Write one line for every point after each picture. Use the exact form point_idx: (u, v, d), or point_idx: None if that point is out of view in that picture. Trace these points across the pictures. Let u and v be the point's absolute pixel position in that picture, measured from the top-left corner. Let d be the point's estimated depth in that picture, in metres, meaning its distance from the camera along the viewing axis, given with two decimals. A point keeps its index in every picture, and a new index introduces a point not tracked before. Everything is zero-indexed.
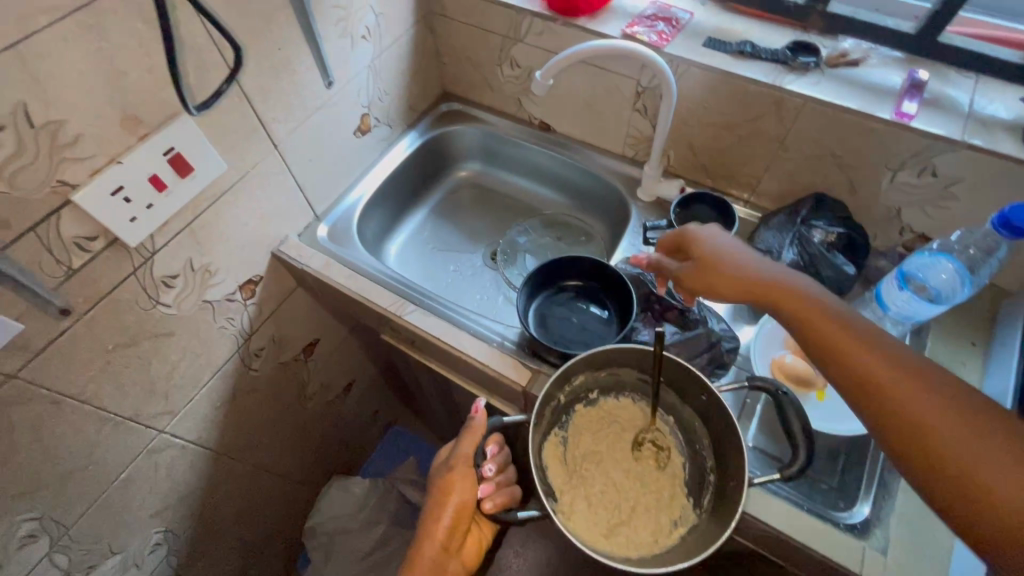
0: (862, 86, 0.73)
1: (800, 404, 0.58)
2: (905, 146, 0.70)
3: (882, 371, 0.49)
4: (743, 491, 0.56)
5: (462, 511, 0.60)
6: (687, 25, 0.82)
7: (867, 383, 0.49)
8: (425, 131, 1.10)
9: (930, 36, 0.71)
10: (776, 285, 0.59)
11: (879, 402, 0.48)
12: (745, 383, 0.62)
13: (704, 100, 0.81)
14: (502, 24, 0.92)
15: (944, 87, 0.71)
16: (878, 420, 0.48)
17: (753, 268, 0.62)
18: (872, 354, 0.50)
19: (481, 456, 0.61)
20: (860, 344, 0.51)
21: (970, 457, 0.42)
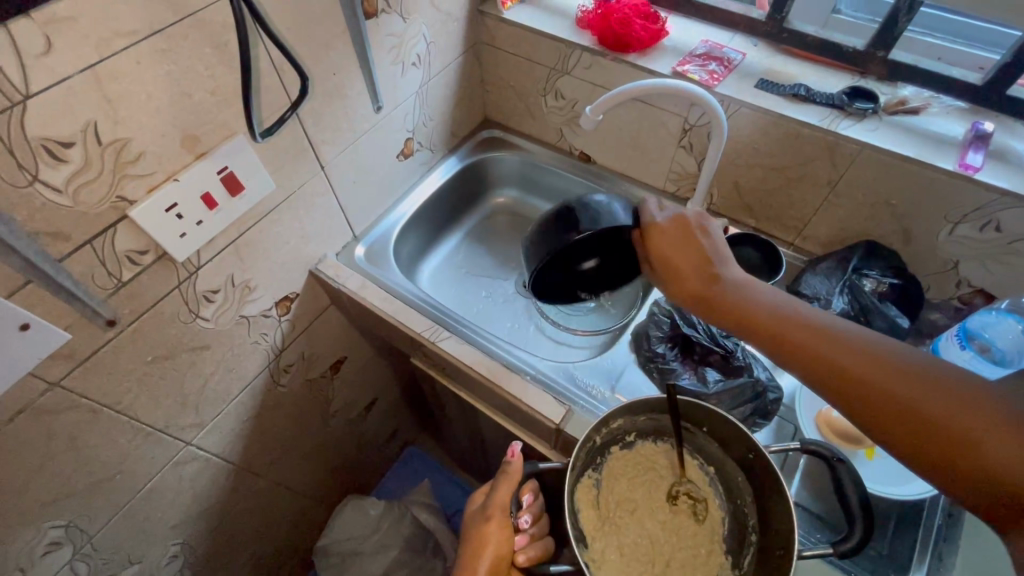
0: (923, 135, 0.71)
1: (857, 473, 0.55)
2: (968, 198, 0.68)
3: (883, 376, 0.50)
4: (793, 562, 0.53)
5: (498, 564, 0.58)
6: (739, 66, 0.81)
7: (869, 396, 0.50)
8: (464, 157, 1.10)
9: (998, 88, 0.69)
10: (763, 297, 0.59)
11: (891, 414, 0.49)
12: (795, 444, 0.59)
13: (754, 141, 0.80)
14: (550, 56, 0.93)
15: (1010, 139, 0.69)
16: (863, 406, 0.51)
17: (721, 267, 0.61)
18: (867, 363, 0.51)
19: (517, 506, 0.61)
20: (854, 353, 0.52)
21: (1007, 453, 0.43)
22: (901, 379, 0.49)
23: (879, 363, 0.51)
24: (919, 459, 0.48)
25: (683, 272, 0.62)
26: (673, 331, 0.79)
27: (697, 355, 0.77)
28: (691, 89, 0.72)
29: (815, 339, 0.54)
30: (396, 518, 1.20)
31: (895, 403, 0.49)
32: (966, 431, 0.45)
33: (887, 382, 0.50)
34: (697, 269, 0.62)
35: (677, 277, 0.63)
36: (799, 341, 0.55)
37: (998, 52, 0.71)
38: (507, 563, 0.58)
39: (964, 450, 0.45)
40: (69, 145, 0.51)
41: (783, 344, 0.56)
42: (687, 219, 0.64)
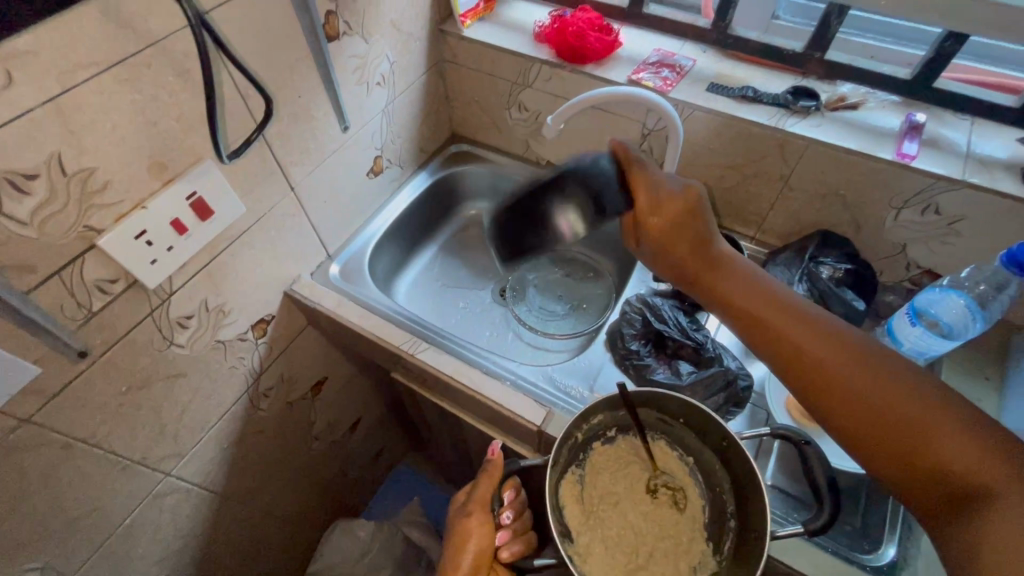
0: (863, 128, 0.75)
1: (823, 454, 0.58)
2: (908, 185, 0.72)
3: (854, 371, 0.52)
4: (766, 543, 0.55)
5: (480, 560, 0.58)
6: (690, 71, 0.85)
7: (830, 386, 0.53)
8: (434, 172, 1.12)
9: (926, 81, 0.74)
10: (749, 286, 0.61)
11: (846, 403, 0.52)
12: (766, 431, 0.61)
13: (709, 142, 0.84)
14: (511, 71, 0.96)
15: (942, 128, 0.74)
16: (832, 398, 0.53)
17: (712, 250, 0.63)
18: (838, 355, 0.53)
19: (498, 502, 0.62)
20: (826, 344, 0.54)
21: (961, 451, 0.46)
22: (868, 374, 0.51)
23: (849, 356, 0.53)
24: (877, 452, 0.50)
25: (675, 249, 0.62)
26: (647, 328, 0.81)
27: (670, 348, 0.80)
28: (645, 95, 0.76)
29: (793, 324, 0.56)
30: (386, 537, 1.18)
31: (852, 394, 0.51)
32: (915, 430, 0.48)
33: (853, 375, 0.52)
34: (690, 246, 0.62)
35: (667, 254, 0.62)
36: (775, 326, 0.57)
37: (922, 48, 0.77)
38: (488, 558, 0.59)
39: (907, 445, 0.48)
40: (33, 178, 0.51)
41: (758, 327, 0.58)
42: (686, 197, 0.61)
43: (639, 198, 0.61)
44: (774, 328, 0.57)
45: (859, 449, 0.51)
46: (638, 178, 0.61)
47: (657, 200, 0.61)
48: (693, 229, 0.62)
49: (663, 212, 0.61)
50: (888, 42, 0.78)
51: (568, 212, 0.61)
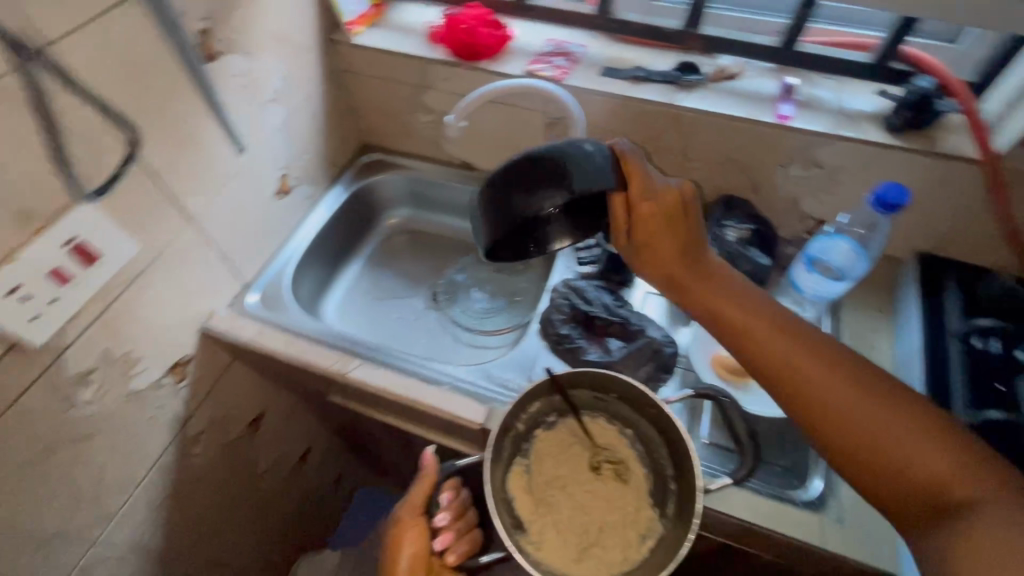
0: (745, 96, 0.80)
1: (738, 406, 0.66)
2: (790, 143, 0.78)
3: (840, 384, 0.53)
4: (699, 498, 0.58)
5: (416, 564, 0.59)
6: (581, 57, 0.87)
7: (817, 401, 0.53)
8: (349, 185, 1.10)
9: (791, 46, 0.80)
10: (736, 299, 0.60)
11: (834, 416, 0.52)
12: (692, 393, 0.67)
13: (609, 124, 0.87)
14: (410, 74, 0.95)
15: (812, 88, 0.80)
16: (818, 409, 0.53)
17: (699, 259, 0.61)
18: (829, 370, 0.53)
19: (435, 505, 0.61)
20: (818, 358, 0.54)
21: (937, 462, 0.47)
22: (857, 390, 0.52)
23: (839, 371, 0.53)
24: (858, 464, 0.51)
25: (660, 253, 0.58)
26: (574, 312, 0.83)
27: (599, 327, 0.81)
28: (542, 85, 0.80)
29: (779, 337, 0.56)
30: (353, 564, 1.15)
31: (843, 408, 0.52)
32: (899, 444, 0.49)
33: (844, 390, 0.52)
34: (677, 249, 0.59)
35: (652, 257, 0.59)
36: (764, 339, 0.57)
37: (784, 16, 0.83)
38: (426, 561, 0.59)
39: (892, 458, 0.49)
40: None
41: (749, 341, 0.57)
42: (678, 195, 0.57)
43: (632, 189, 0.56)
44: (762, 341, 0.57)
45: (840, 462, 0.52)
46: (632, 172, 0.57)
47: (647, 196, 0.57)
48: (683, 231, 0.59)
49: (652, 208, 0.56)
50: (755, 13, 0.83)
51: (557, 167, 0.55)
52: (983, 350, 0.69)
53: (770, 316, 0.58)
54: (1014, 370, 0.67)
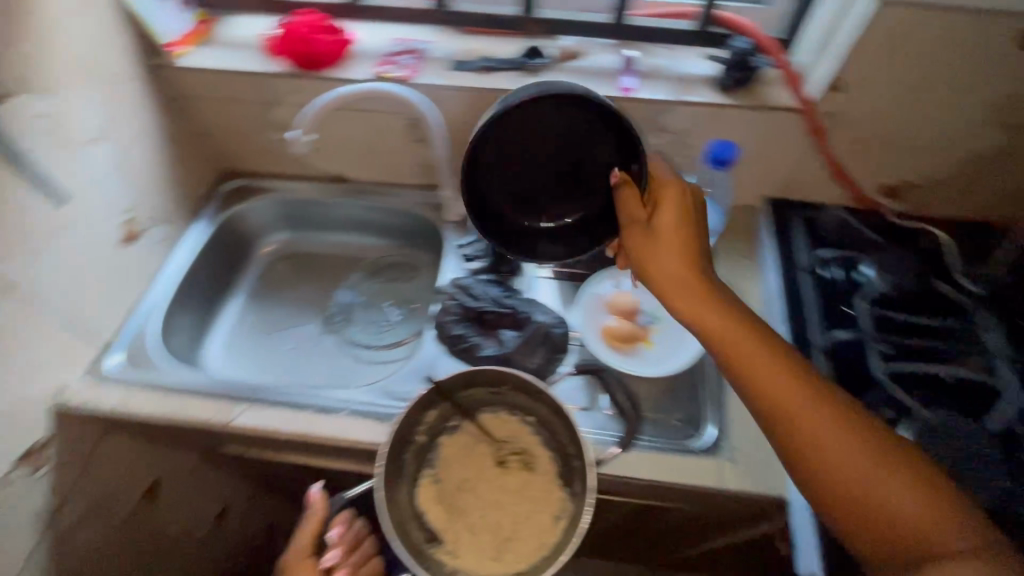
0: (590, 73, 0.82)
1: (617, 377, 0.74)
2: (639, 114, 0.81)
3: (828, 413, 0.48)
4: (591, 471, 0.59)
5: None
6: (428, 53, 0.85)
7: (803, 427, 0.48)
8: (212, 218, 1.01)
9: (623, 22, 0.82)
10: (731, 319, 0.55)
11: (825, 458, 0.47)
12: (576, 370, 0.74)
13: (468, 117, 0.86)
14: (252, 91, 0.88)
15: (650, 58, 0.83)
16: (802, 434, 0.48)
17: (698, 272, 0.57)
18: (830, 409, 0.48)
19: (326, 544, 0.60)
20: (819, 394, 0.49)
21: (916, 508, 0.43)
22: (859, 436, 0.47)
23: (842, 413, 0.48)
24: (833, 500, 0.46)
25: (658, 257, 0.57)
26: (465, 311, 0.82)
27: (491, 321, 0.81)
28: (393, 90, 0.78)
29: (773, 360, 0.52)
30: None
31: (837, 452, 0.46)
32: (877, 481, 0.44)
33: (842, 434, 0.47)
34: (674, 249, 0.57)
35: (651, 256, 0.58)
36: (757, 360, 0.52)
37: None
38: None
39: (883, 509, 0.44)
40: None
41: (738, 361, 0.53)
42: (681, 196, 0.60)
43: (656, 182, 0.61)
44: (756, 360, 0.52)
45: (818, 503, 0.47)
46: (657, 170, 0.63)
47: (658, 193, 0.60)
48: (684, 236, 0.58)
49: (664, 200, 0.59)
50: None
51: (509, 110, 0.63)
52: (827, 278, 0.77)
53: (768, 338, 0.54)
54: (851, 292, 0.75)
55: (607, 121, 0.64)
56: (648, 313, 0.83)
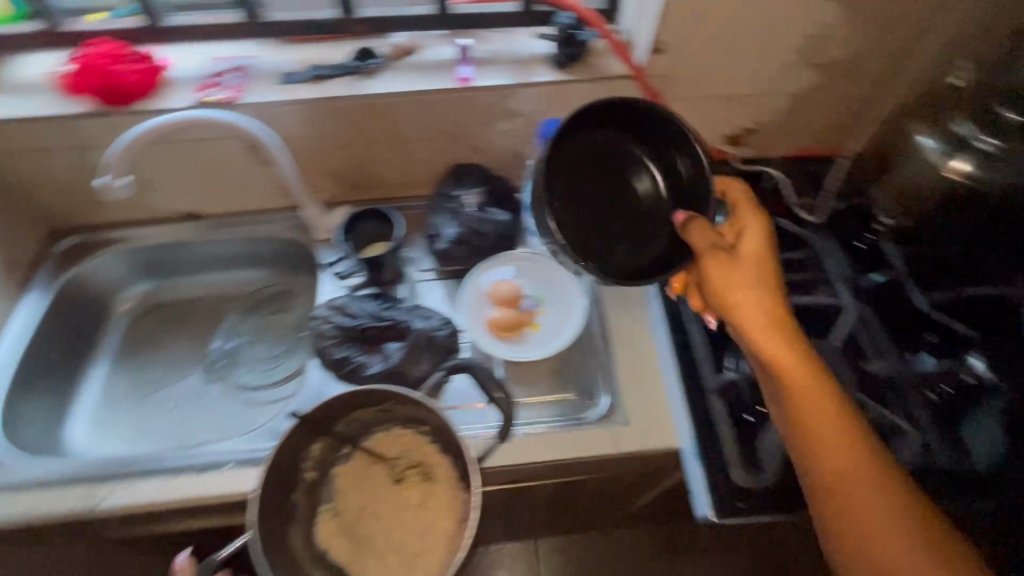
0: (427, 67, 0.80)
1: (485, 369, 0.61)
2: (484, 101, 0.80)
3: (878, 480, 0.50)
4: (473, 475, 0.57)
5: None
6: (252, 69, 0.79)
7: (841, 480, 0.50)
8: (47, 285, 0.90)
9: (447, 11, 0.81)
10: (807, 369, 0.54)
11: (848, 500, 0.50)
12: (438, 373, 0.63)
13: (312, 130, 0.82)
14: (58, 138, 0.79)
15: (485, 44, 0.82)
16: (838, 484, 0.50)
17: (787, 328, 0.55)
18: (875, 463, 0.50)
19: None
20: (868, 448, 0.51)
21: None
22: (893, 497, 0.49)
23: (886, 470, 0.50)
24: (842, 537, 0.49)
25: (735, 300, 0.56)
26: (344, 332, 0.78)
27: (374, 336, 0.78)
28: (217, 115, 0.72)
29: (836, 418, 0.52)
30: None
31: (866, 502, 0.49)
32: (893, 542, 0.47)
33: (878, 487, 0.49)
34: (755, 298, 0.56)
35: (727, 301, 0.56)
36: (820, 412, 0.52)
37: None
38: None
39: (883, 554, 0.47)
40: None
41: (801, 405, 0.53)
42: (766, 247, 0.59)
43: (746, 224, 0.61)
44: (818, 413, 0.53)
45: (823, 530, 0.51)
46: (747, 216, 0.61)
47: (750, 240, 0.59)
48: (774, 295, 0.56)
49: (753, 245, 0.59)
50: None
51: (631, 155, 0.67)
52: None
53: (840, 399, 0.53)
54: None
55: (659, 131, 0.64)
56: (531, 296, 0.83)
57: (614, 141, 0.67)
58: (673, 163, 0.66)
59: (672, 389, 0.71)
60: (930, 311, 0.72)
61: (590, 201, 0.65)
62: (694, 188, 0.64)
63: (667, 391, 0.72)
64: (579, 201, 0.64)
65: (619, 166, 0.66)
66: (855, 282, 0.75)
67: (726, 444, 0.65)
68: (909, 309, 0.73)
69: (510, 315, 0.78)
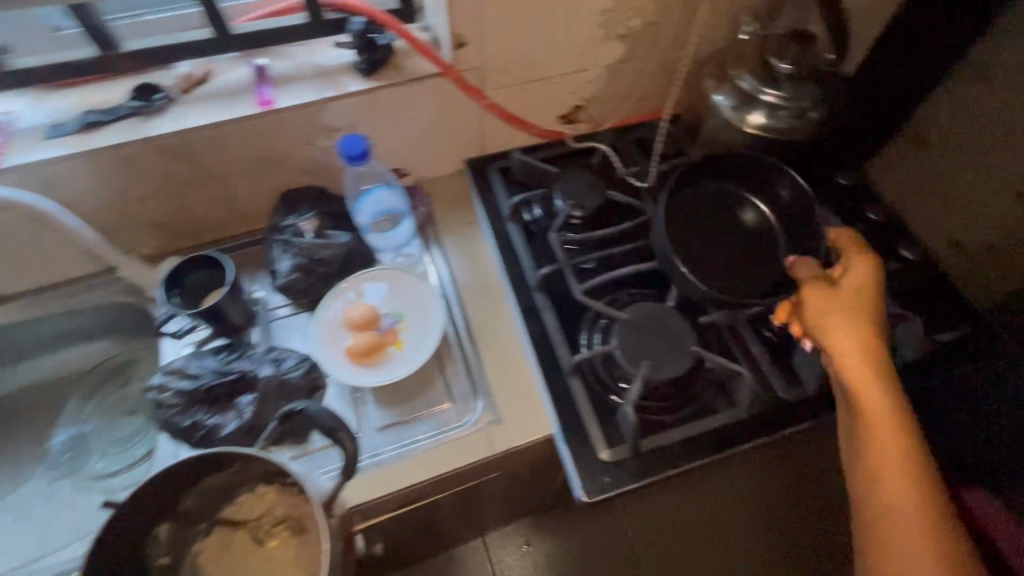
0: (222, 95, 0.73)
1: (320, 406, 0.58)
2: (294, 123, 0.75)
3: (927, 517, 0.52)
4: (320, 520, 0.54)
5: None
6: (10, 127, 0.69)
7: (886, 504, 0.53)
8: None
9: (227, 31, 0.74)
10: (886, 412, 0.54)
11: (888, 535, 0.52)
12: (275, 419, 0.60)
13: (103, 185, 0.73)
14: None
15: (283, 60, 0.76)
16: (882, 507, 0.53)
17: (882, 373, 0.55)
18: (928, 512, 0.52)
19: None
20: (924, 499, 0.52)
21: None
22: (934, 537, 0.51)
23: (936, 520, 0.52)
24: (868, 548, 0.54)
25: (832, 337, 0.56)
26: (188, 396, 0.72)
27: (224, 393, 0.72)
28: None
29: (902, 453, 0.53)
30: None
31: (907, 543, 0.51)
32: (917, 575, 0.50)
33: (920, 533, 0.51)
34: (857, 342, 0.55)
35: (825, 335, 0.57)
36: (890, 445, 0.53)
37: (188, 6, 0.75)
38: None
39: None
40: None
41: (871, 435, 0.54)
42: (871, 291, 0.58)
43: (851, 264, 0.60)
44: (880, 444, 0.54)
45: (858, 536, 0.55)
46: (854, 259, 0.60)
47: (849, 281, 0.59)
48: (873, 342, 0.56)
49: (855, 284, 0.58)
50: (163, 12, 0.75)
51: (748, 211, 0.75)
52: (528, 220, 0.82)
53: (915, 442, 0.54)
54: (550, 225, 0.80)
55: (753, 166, 0.73)
56: (389, 313, 0.79)
57: (734, 175, 0.76)
58: (775, 194, 0.75)
59: (536, 378, 0.73)
60: None
61: (683, 246, 0.72)
62: (799, 214, 0.73)
63: (533, 381, 0.74)
64: (705, 232, 0.74)
65: (716, 207, 0.75)
66: None
67: (589, 422, 0.66)
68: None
69: (366, 341, 0.75)
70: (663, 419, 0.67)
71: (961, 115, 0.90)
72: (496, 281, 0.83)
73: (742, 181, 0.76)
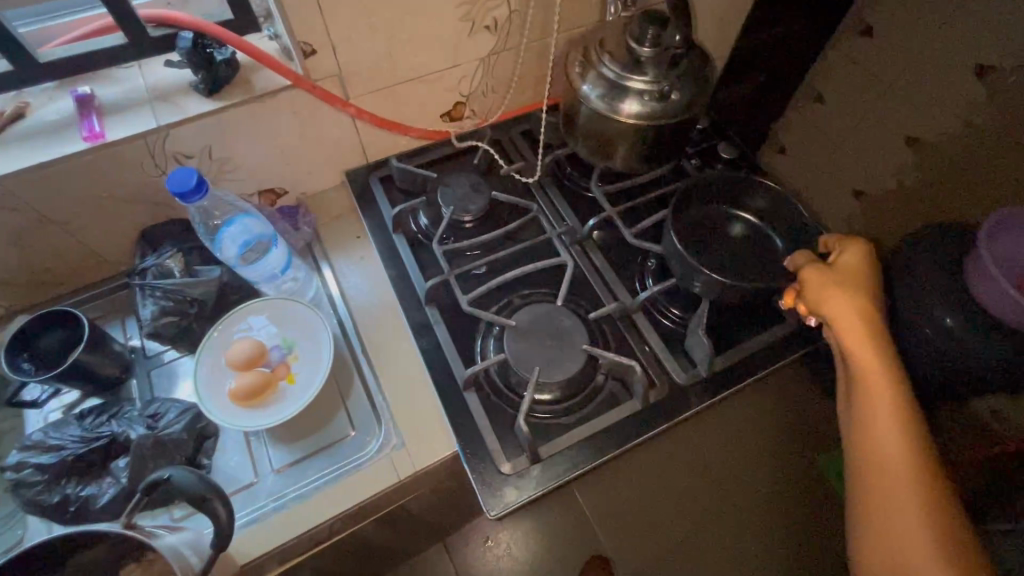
0: (43, 133, 0.65)
1: (183, 476, 0.53)
2: (134, 155, 0.68)
3: (917, 468, 0.55)
4: None
5: None
6: None
7: (880, 455, 0.57)
8: None
9: (32, 60, 0.65)
10: (885, 375, 0.58)
11: (880, 491, 0.56)
12: (138, 492, 0.55)
13: None
14: None
15: (112, 87, 0.69)
16: (873, 457, 0.57)
17: (882, 342, 0.59)
18: (921, 473, 0.55)
19: None
20: (919, 458, 0.55)
21: (921, 551, 0.53)
22: (923, 484, 0.55)
23: (929, 478, 0.55)
24: (863, 494, 0.58)
25: (833, 310, 0.61)
26: (52, 470, 0.64)
27: (96, 459, 0.66)
28: None
29: (897, 411, 0.57)
30: None
31: (899, 498, 0.55)
32: (902, 513, 0.54)
33: (911, 489, 0.54)
34: (858, 315, 0.60)
35: (827, 308, 0.61)
36: (883, 402, 0.57)
37: None
38: None
39: (894, 538, 0.54)
40: None
41: (867, 395, 0.58)
42: (867, 275, 0.63)
43: (848, 252, 0.65)
44: (874, 401, 0.58)
45: (853, 486, 0.59)
46: (854, 247, 0.66)
47: (847, 266, 0.64)
48: (872, 318, 0.60)
49: (851, 268, 0.64)
50: None
51: (734, 225, 0.80)
52: (414, 231, 0.81)
53: (910, 403, 0.57)
54: (435, 233, 0.80)
55: (727, 185, 0.81)
56: (279, 344, 0.74)
57: (716, 198, 0.82)
58: (747, 203, 0.81)
59: (438, 398, 0.70)
60: (639, 244, 0.75)
61: (702, 257, 0.76)
62: (776, 219, 0.79)
63: (434, 402, 0.71)
64: (709, 244, 0.78)
65: (715, 228, 0.80)
66: (578, 238, 0.78)
67: (488, 437, 0.65)
68: (622, 249, 0.80)
69: (251, 381, 0.68)
70: (559, 422, 0.68)
71: (845, 64, 1.01)
72: (387, 295, 0.79)
73: (721, 200, 0.82)
